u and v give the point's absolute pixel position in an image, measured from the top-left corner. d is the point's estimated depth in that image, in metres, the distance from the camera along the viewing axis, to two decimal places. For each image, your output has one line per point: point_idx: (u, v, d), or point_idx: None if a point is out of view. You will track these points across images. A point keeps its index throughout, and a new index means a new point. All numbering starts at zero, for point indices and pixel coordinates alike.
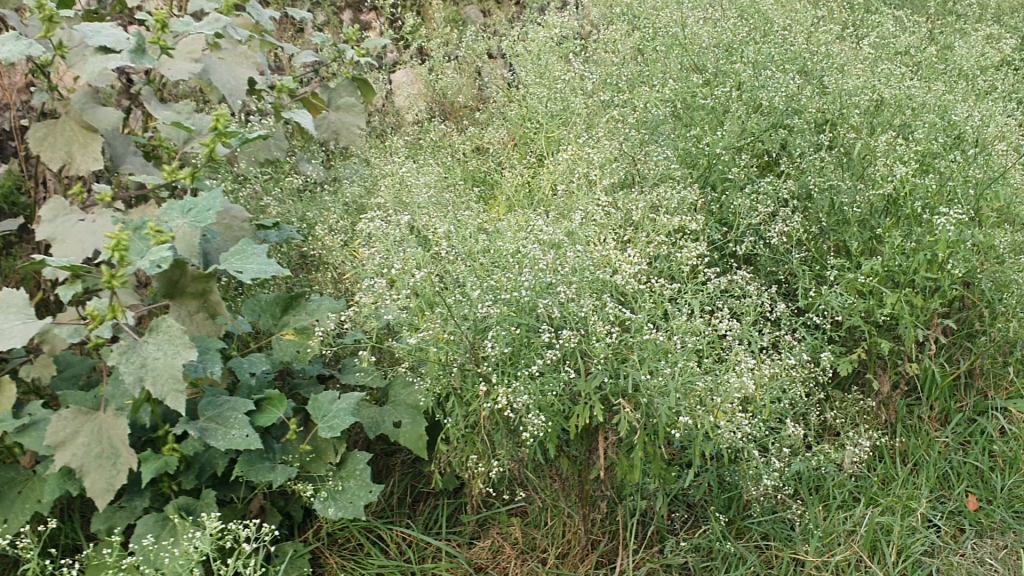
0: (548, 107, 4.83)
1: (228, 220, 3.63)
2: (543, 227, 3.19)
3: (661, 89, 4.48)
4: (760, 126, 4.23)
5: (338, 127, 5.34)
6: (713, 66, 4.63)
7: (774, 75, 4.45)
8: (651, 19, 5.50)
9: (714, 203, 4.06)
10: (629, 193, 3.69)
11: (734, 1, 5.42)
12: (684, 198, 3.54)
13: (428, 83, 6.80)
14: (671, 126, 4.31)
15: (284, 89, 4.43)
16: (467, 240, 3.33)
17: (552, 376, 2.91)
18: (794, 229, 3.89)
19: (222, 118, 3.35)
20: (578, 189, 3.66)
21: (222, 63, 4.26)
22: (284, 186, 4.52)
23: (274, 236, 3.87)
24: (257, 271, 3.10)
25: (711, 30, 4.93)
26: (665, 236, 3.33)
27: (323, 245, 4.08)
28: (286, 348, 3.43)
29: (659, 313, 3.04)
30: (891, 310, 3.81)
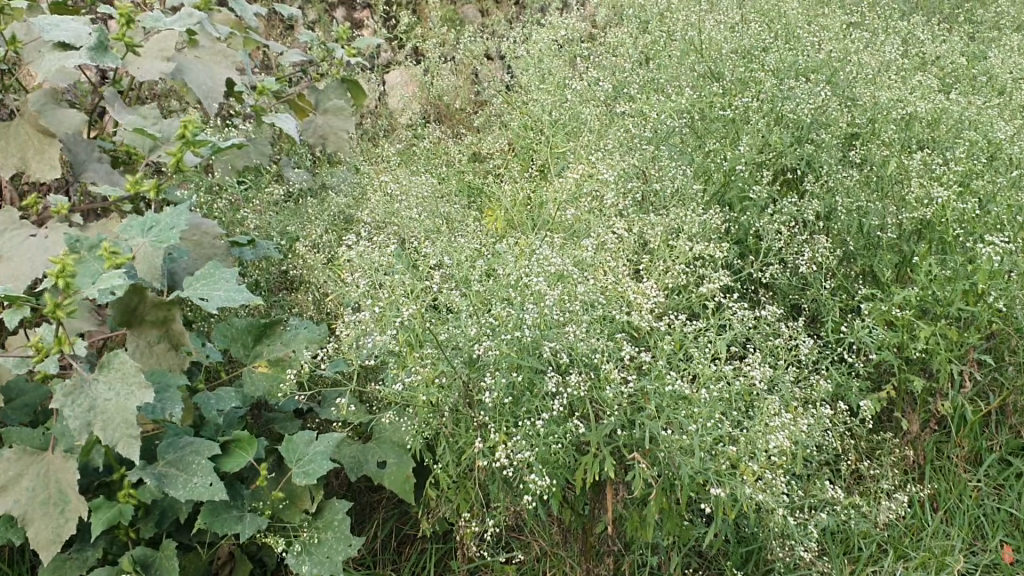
0: (551, 115, 4.49)
1: (198, 236, 3.32)
2: (550, 255, 2.82)
3: (675, 98, 4.14)
4: (783, 140, 3.90)
5: (326, 131, 4.98)
6: (731, 74, 4.29)
7: (797, 85, 4.12)
8: (663, 23, 5.17)
9: (733, 225, 3.73)
10: (642, 213, 3.34)
11: (752, 6, 5.09)
12: (705, 221, 3.20)
13: (423, 86, 6.45)
14: (686, 139, 3.97)
15: (266, 92, 4.08)
16: (462, 265, 2.99)
17: (557, 425, 2.56)
18: (822, 254, 3.55)
19: (190, 125, 2.99)
20: (587, 209, 3.32)
21: (198, 62, 3.91)
22: (264, 197, 4.18)
23: (250, 253, 3.52)
24: (224, 299, 2.71)
25: (729, 35, 4.59)
26: (684, 264, 2.99)
27: (304, 263, 3.73)
28: (258, 383, 3.08)
29: (677, 354, 2.69)
30: (926, 346, 3.46)
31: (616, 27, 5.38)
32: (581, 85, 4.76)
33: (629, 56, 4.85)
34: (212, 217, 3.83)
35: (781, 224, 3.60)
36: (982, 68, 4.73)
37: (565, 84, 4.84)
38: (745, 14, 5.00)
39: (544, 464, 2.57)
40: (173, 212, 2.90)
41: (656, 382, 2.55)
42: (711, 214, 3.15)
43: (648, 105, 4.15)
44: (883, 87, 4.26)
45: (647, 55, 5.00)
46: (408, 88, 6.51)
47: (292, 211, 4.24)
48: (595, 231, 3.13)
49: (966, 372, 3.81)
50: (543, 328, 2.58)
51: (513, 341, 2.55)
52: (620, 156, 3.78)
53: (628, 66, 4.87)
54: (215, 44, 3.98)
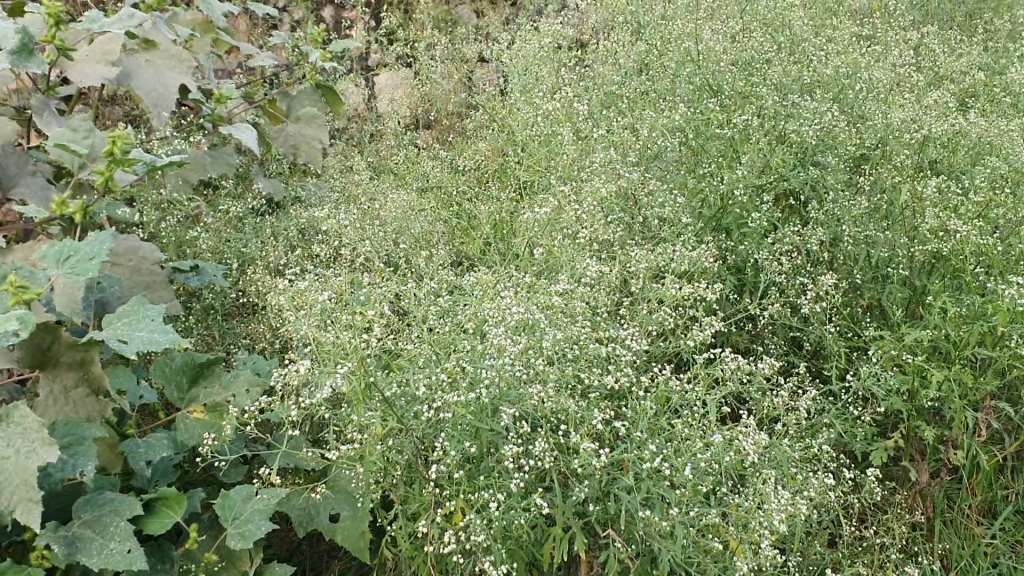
0: (536, 129, 4.15)
1: (134, 262, 3.02)
2: (519, 297, 2.49)
3: (669, 113, 3.80)
4: (786, 162, 3.56)
5: (298, 141, 4.67)
6: (730, 87, 3.96)
7: (803, 102, 3.77)
8: (660, 30, 4.82)
9: (730, 255, 3.39)
10: (628, 245, 3.01)
11: (757, 14, 4.74)
12: (697, 255, 2.86)
13: (408, 92, 6.11)
14: (680, 159, 3.63)
15: (223, 100, 3.74)
16: (422, 304, 2.65)
17: (519, 498, 2.23)
18: (827, 291, 3.22)
19: (119, 140, 2.65)
20: (567, 238, 2.98)
21: (149, 67, 3.58)
22: (223, 214, 3.84)
23: (195, 280, 3.21)
24: (145, 343, 2.40)
25: (729, 45, 4.25)
26: (672, 307, 2.65)
27: (258, 290, 3.39)
28: (192, 431, 2.76)
29: (660, 414, 2.34)
30: (940, 395, 3.12)
31: (610, 33, 5.04)
32: (570, 96, 4.42)
33: (622, 66, 4.51)
34: (160, 237, 3.50)
35: (781, 256, 3.27)
36: (1005, 84, 4.37)
37: (552, 95, 4.50)
38: (748, 21, 4.66)
39: (504, 541, 2.24)
40: (95, 239, 2.56)
41: (632, 450, 2.22)
42: (704, 249, 2.81)
43: (639, 121, 3.82)
44: (895, 105, 3.92)
45: (642, 64, 4.65)
46: (394, 93, 6.17)
47: (253, 228, 3.90)
48: (575, 266, 2.79)
49: (983, 418, 3.40)
50: (504, 385, 2.24)
51: (468, 401, 2.21)
52: (607, 179, 3.44)
53: (620, 76, 4.53)
54: (168, 46, 3.64)
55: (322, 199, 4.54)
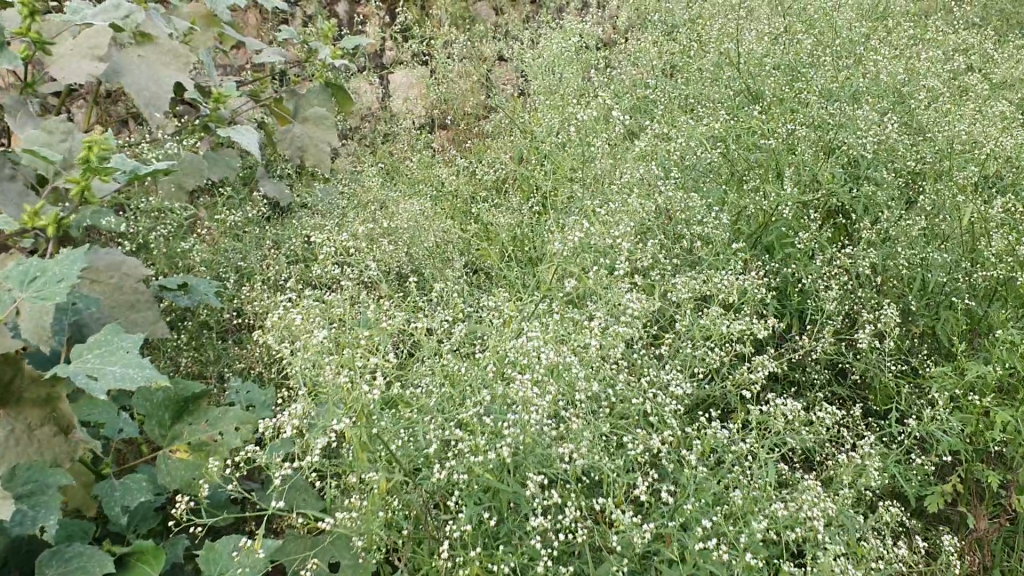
0: (561, 134, 3.84)
1: (116, 279, 2.73)
2: (544, 333, 2.18)
3: (707, 121, 3.50)
4: (836, 177, 3.25)
5: (305, 143, 4.38)
6: (773, 93, 3.64)
7: (854, 111, 3.46)
8: (695, 31, 4.50)
9: (774, 278, 3.08)
10: (664, 269, 2.71)
11: (801, 15, 4.42)
12: (745, 283, 2.55)
13: (425, 92, 5.81)
14: (719, 171, 3.33)
15: (222, 99, 3.44)
16: (435, 337, 2.34)
17: (544, 571, 1.91)
18: (883, 322, 2.91)
19: (96, 146, 2.36)
20: (598, 261, 2.68)
21: (143, 62, 3.29)
22: (221, 223, 3.55)
23: (184, 299, 2.91)
24: (120, 377, 2.10)
25: (772, 47, 3.93)
26: (719, 343, 2.34)
27: (256, 309, 3.09)
28: (176, 473, 2.43)
29: (709, 475, 2.02)
30: (1014, 441, 2.78)
31: (640, 33, 4.72)
32: (598, 101, 4.11)
33: (654, 68, 4.19)
34: (150, 248, 3.21)
35: (831, 281, 2.96)
36: None
37: (579, 100, 4.19)
38: (790, 22, 4.34)
39: None
40: (66, 259, 2.27)
41: (677, 519, 1.89)
42: (753, 276, 2.50)
43: (675, 128, 3.50)
44: (954, 115, 3.59)
45: (675, 67, 4.33)
46: (410, 92, 5.87)
47: (254, 240, 3.60)
48: (607, 292, 2.49)
49: None
50: (528, 441, 1.93)
51: (486, 459, 1.90)
52: (640, 192, 3.14)
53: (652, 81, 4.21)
54: (166, 40, 3.34)
55: (329, 206, 4.24)
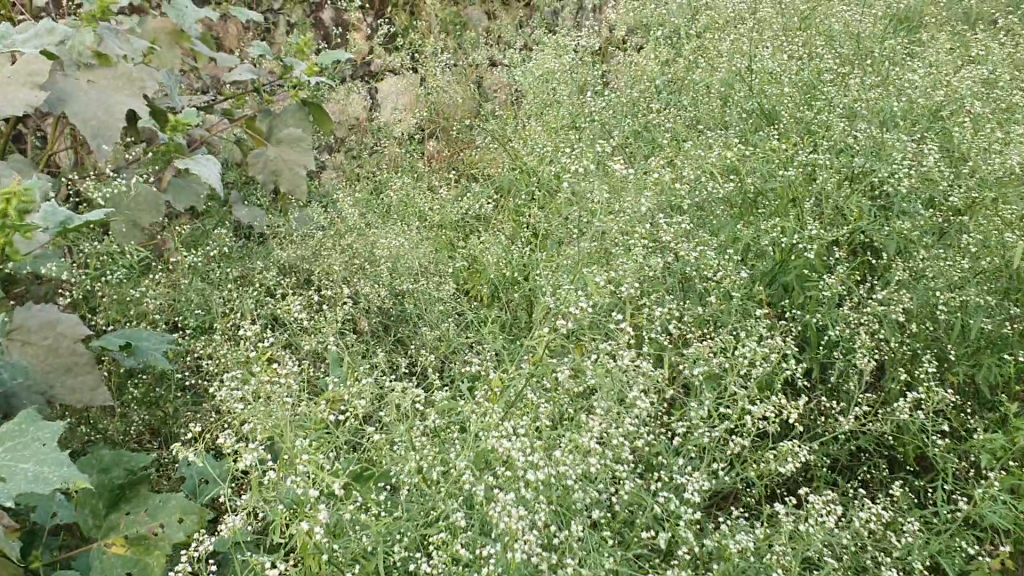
0: (555, 165, 3.51)
1: (51, 339, 2.42)
2: (532, 422, 1.87)
3: (718, 147, 3.17)
4: (863, 211, 2.92)
5: (279, 166, 4.04)
6: (789, 116, 3.32)
7: (879, 135, 3.13)
8: (703, 46, 4.16)
9: (795, 326, 2.77)
10: (673, 325, 2.39)
11: (817, 26, 4.08)
12: (770, 345, 2.22)
13: (414, 105, 5.47)
14: (732, 204, 3.01)
15: (181, 127, 3.11)
16: (411, 418, 2.02)
17: None
18: (922, 379, 2.58)
19: (15, 199, 2.04)
20: (600, 315, 2.36)
21: (91, 88, 2.96)
22: (183, 264, 3.23)
23: (131, 360, 2.58)
24: (28, 479, 1.77)
25: (788, 63, 3.60)
26: (743, 424, 2.01)
27: (218, 364, 2.77)
28: (112, 569, 2.14)
29: None
30: None
31: (644, 47, 4.38)
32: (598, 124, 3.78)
33: (659, 87, 3.86)
34: (101, 296, 2.90)
35: (858, 332, 2.65)
36: None
37: (577, 123, 3.86)
38: (806, 36, 4.00)
39: None
40: None
41: None
42: (780, 341, 2.19)
43: (684, 152, 3.18)
44: (993, 138, 3.25)
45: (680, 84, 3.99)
46: (399, 102, 5.54)
47: (219, 285, 3.28)
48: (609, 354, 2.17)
49: None
50: (512, 569, 1.63)
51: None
52: (646, 230, 2.82)
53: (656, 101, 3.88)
54: (119, 63, 3.01)
55: (304, 238, 3.94)
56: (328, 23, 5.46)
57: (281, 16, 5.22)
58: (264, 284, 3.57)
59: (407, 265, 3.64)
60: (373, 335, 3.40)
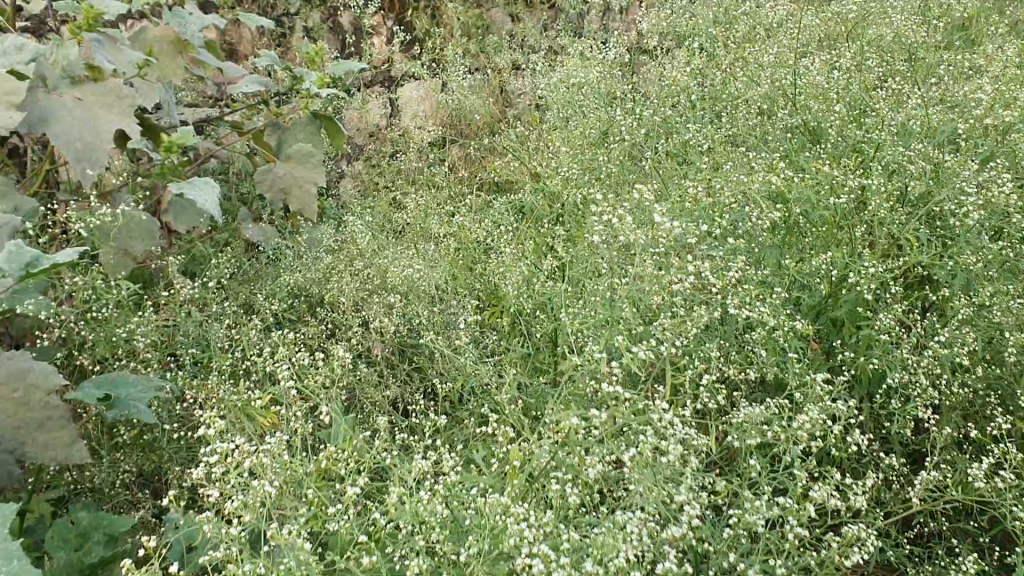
0: (582, 191, 3.26)
1: (22, 392, 2.17)
2: (553, 517, 1.62)
3: (762, 168, 2.90)
4: (923, 240, 2.63)
5: (288, 183, 3.65)
6: (838, 134, 3.04)
7: (940, 155, 2.84)
8: (742, 57, 3.87)
9: (850, 371, 2.49)
10: (717, 377, 2.12)
11: (866, 36, 3.79)
12: (827, 404, 1.94)
13: (434, 115, 5.21)
14: (779, 232, 2.73)
15: (178, 146, 2.86)
16: (416, 496, 1.75)
17: None
18: (994, 434, 2.29)
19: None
20: (636, 365, 2.10)
21: (78, 107, 2.70)
22: (179, 295, 2.99)
23: (113, 413, 2.34)
24: None
25: (836, 76, 3.31)
26: (799, 505, 1.73)
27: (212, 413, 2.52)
28: None
29: None
30: None
31: (678, 58, 4.10)
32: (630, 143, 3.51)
33: (694, 102, 3.59)
34: (90, 336, 2.67)
35: (921, 380, 2.36)
36: None
37: (608, 142, 3.58)
38: (854, 47, 3.71)
39: None
40: None
41: None
42: (842, 406, 1.91)
43: (726, 174, 2.91)
44: None
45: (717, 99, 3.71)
46: (419, 111, 5.28)
47: (218, 319, 3.04)
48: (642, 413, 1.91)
49: None
50: None
51: None
52: (684, 262, 2.55)
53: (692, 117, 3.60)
54: (107, 78, 2.75)
55: (312, 262, 3.70)
56: (345, 28, 5.11)
57: (296, 22, 4.92)
58: (269, 313, 3.33)
59: (421, 295, 3.40)
60: (384, 372, 3.15)
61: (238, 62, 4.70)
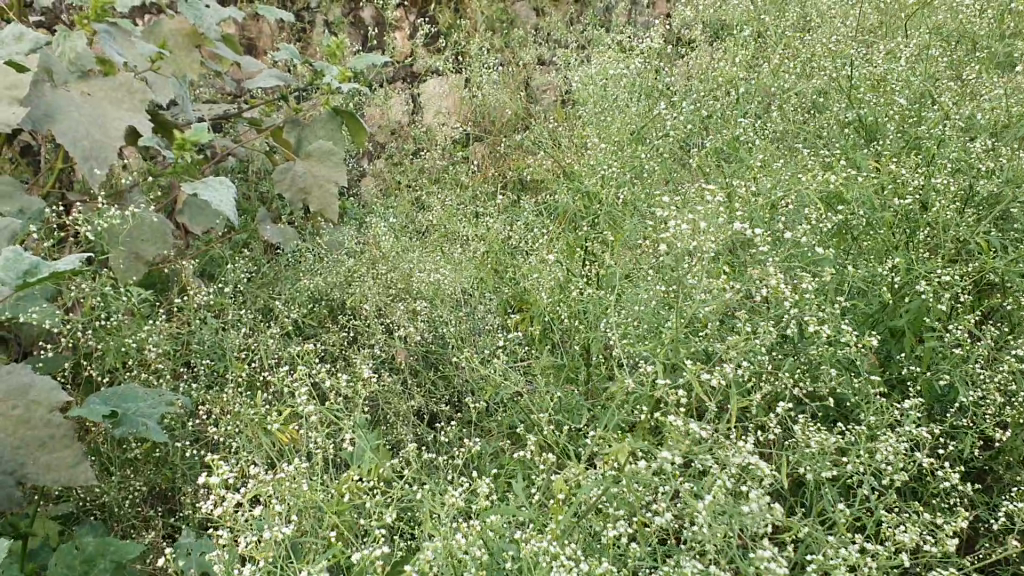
0: (621, 190, 3.07)
1: (22, 410, 2.00)
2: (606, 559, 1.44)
3: (816, 166, 2.71)
4: (993, 244, 2.43)
5: (308, 183, 3.48)
6: (898, 130, 2.83)
7: (1010, 152, 2.63)
8: (792, 51, 3.65)
9: (915, 387, 2.29)
10: (774, 397, 1.94)
11: (923, 27, 3.57)
12: (902, 427, 1.74)
13: (459, 112, 5.02)
14: (835, 236, 2.54)
15: (191, 144, 2.70)
16: (448, 532, 1.58)
17: None
18: None
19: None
20: (687, 383, 1.92)
21: (86, 102, 2.53)
22: (193, 301, 2.83)
23: (122, 431, 2.18)
24: None
25: (893, 69, 3.10)
26: (880, 545, 1.53)
27: (227, 429, 2.36)
28: None
29: None
30: None
31: (721, 52, 3.88)
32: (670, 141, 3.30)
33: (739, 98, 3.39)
34: (98, 347, 2.52)
35: (996, 396, 2.16)
36: None
37: (647, 139, 3.38)
38: (911, 37, 3.49)
39: None
40: None
41: None
42: (921, 430, 1.71)
43: (777, 173, 2.72)
44: None
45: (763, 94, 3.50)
46: (444, 107, 5.09)
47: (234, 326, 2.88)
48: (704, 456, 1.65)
49: None
50: None
51: None
52: (734, 268, 2.37)
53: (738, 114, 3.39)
54: (118, 72, 2.58)
55: (334, 264, 3.53)
56: (367, 22, 4.94)
57: (317, 16, 4.75)
58: (288, 319, 3.16)
59: (448, 301, 3.21)
60: (408, 382, 2.97)
61: (257, 58, 4.54)
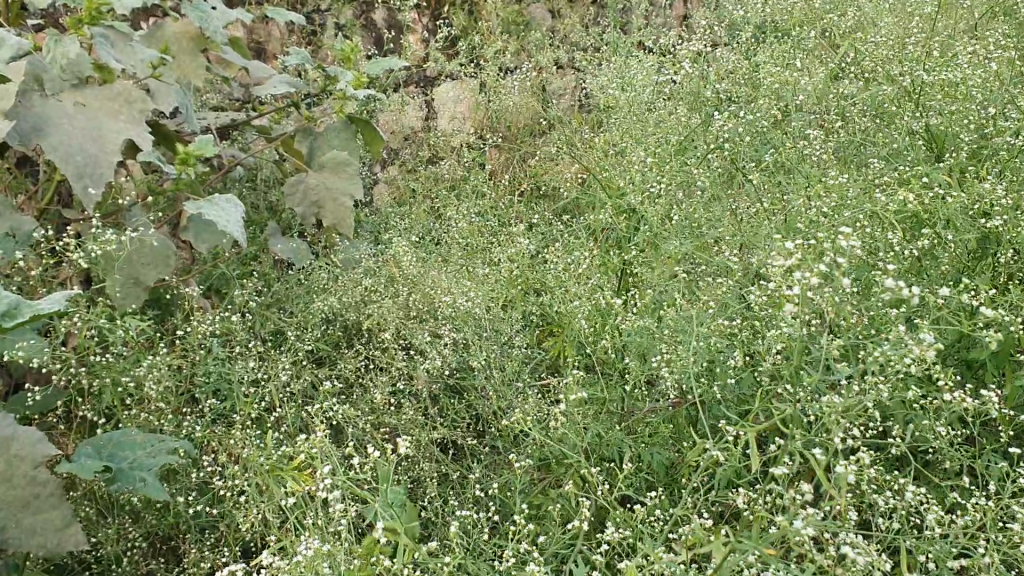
0: (667, 211, 2.81)
1: (4, 463, 1.77)
2: None
3: (888, 183, 2.45)
4: None
5: (320, 196, 3.23)
6: (974, 145, 2.57)
7: None
8: (843, 61, 3.39)
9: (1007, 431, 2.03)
10: (862, 451, 1.68)
11: (988, 34, 3.31)
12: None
13: (474, 117, 4.76)
14: (915, 264, 2.27)
15: (194, 158, 2.47)
16: None
17: None
18: None
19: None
20: (765, 438, 1.66)
21: (82, 111, 2.28)
22: (199, 331, 2.58)
23: (118, 482, 1.98)
24: None
25: (962, 77, 2.85)
26: None
27: (235, 479, 2.12)
28: None
29: None
30: None
31: (764, 60, 3.62)
32: (717, 153, 3.03)
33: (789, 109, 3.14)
34: (93, 385, 2.28)
35: None
36: None
37: (691, 152, 3.11)
38: (977, 45, 3.23)
39: None
40: None
41: None
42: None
43: (844, 190, 2.46)
44: None
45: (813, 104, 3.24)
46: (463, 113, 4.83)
47: (243, 357, 2.63)
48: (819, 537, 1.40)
49: None
50: None
51: None
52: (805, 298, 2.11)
53: (786, 125, 3.11)
54: (116, 78, 2.34)
55: (349, 284, 3.28)
56: (380, 24, 4.66)
57: (329, 17, 4.49)
58: (300, 345, 2.91)
59: (473, 325, 2.93)
60: (432, 416, 2.72)
61: (265, 62, 4.27)
